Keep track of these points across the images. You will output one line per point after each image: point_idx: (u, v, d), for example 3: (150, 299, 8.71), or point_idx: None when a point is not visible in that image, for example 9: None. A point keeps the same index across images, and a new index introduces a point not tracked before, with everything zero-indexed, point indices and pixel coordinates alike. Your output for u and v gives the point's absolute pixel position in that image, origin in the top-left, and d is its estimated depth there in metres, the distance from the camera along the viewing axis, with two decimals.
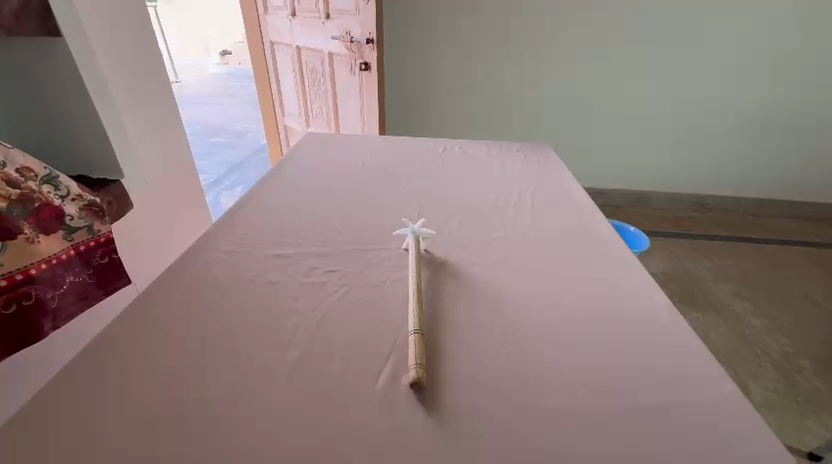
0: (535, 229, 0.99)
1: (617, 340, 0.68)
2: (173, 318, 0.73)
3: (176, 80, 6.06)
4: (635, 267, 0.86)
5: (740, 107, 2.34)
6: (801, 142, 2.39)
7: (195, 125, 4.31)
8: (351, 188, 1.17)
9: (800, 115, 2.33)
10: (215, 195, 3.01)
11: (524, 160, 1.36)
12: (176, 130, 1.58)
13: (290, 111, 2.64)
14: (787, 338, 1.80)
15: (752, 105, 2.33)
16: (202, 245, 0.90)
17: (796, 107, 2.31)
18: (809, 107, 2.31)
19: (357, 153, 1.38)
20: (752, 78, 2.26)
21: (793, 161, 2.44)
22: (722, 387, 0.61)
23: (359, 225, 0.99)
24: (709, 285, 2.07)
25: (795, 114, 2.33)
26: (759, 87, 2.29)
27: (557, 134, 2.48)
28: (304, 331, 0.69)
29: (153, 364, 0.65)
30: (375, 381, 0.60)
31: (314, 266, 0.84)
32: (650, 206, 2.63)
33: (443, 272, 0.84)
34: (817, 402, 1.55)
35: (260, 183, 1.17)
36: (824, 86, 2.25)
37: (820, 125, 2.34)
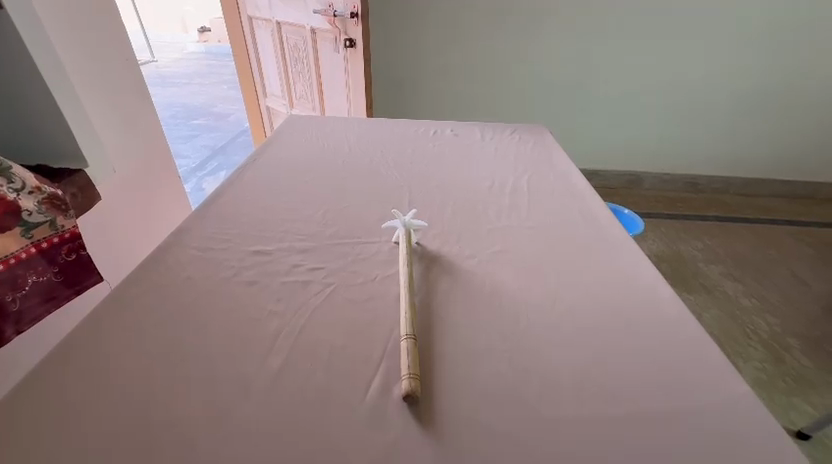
0: (531, 217, 0.94)
1: (622, 338, 0.64)
2: (142, 322, 0.67)
3: (154, 59, 5.78)
4: (637, 256, 0.82)
5: (738, 84, 2.27)
6: (796, 119, 2.35)
7: (174, 106, 4.12)
8: (336, 175, 1.09)
9: (797, 92, 2.28)
10: (197, 181, 2.89)
11: (519, 143, 1.30)
12: (147, 115, 1.47)
13: (272, 91, 2.50)
14: (776, 317, 1.81)
15: (749, 83, 2.27)
16: (174, 242, 0.83)
17: (794, 83, 2.26)
18: (806, 82, 2.25)
19: (343, 137, 1.30)
20: (750, 56, 2.20)
21: (787, 140, 2.41)
22: (734, 387, 0.57)
23: (346, 216, 0.93)
24: (700, 266, 2.06)
25: (793, 90, 2.27)
26: (758, 63, 2.21)
27: (550, 114, 2.41)
28: (287, 337, 0.63)
29: (119, 374, 0.59)
30: (365, 393, 0.56)
31: (297, 263, 0.78)
32: (642, 187, 2.60)
33: (436, 267, 0.78)
34: (804, 380, 1.56)
35: (239, 171, 1.08)
36: (824, 60, 2.19)
37: (818, 101, 2.29)
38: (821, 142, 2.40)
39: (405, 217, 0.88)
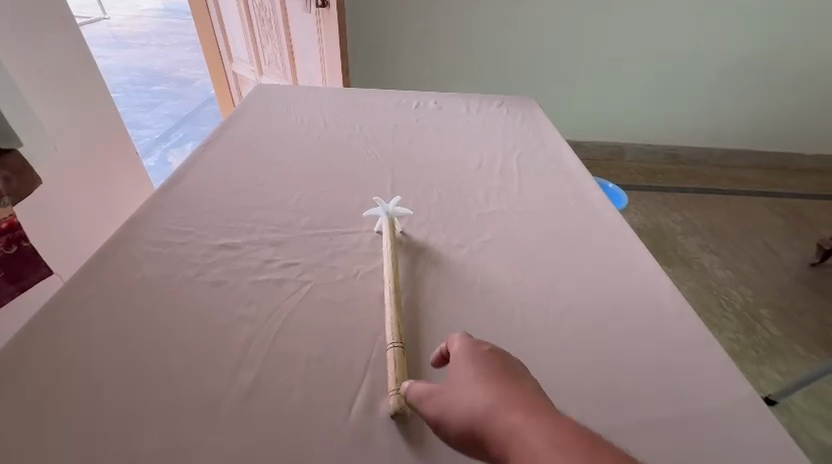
0: (521, 200, 0.88)
1: (620, 342, 0.62)
2: (90, 332, 0.59)
3: (107, 17, 5.25)
4: (634, 244, 0.78)
5: (727, 51, 2.20)
6: (785, 88, 2.30)
7: (132, 71, 3.78)
8: (310, 154, 0.99)
9: (788, 60, 2.22)
10: (161, 154, 2.69)
11: (506, 117, 1.22)
12: (89, 84, 1.29)
13: (239, 56, 2.30)
14: (749, 288, 1.86)
15: (739, 50, 2.19)
16: (125, 236, 0.73)
17: (786, 50, 2.19)
18: (797, 50, 2.19)
19: (316, 110, 1.18)
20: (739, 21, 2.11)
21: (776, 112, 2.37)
22: (737, 390, 0.57)
23: (323, 202, 0.84)
24: (679, 239, 2.08)
25: (784, 59, 2.21)
26: (751, 29, 2.13)
27: (536, 83, 2.28)
28: (259, 347, 0.57)
29: (64, 396, 0.52)
30: (348, 411, 0.50)
31: (269, 259, 0.70)
32: (624, 159, 2.52)
33: (423, 260, 0.72)
34: (773, 348, 1.62)
35: (199, 149, 0.97)
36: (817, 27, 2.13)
37: (808, 69, 2.24)
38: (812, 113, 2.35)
39: (388, 203, 0.81)
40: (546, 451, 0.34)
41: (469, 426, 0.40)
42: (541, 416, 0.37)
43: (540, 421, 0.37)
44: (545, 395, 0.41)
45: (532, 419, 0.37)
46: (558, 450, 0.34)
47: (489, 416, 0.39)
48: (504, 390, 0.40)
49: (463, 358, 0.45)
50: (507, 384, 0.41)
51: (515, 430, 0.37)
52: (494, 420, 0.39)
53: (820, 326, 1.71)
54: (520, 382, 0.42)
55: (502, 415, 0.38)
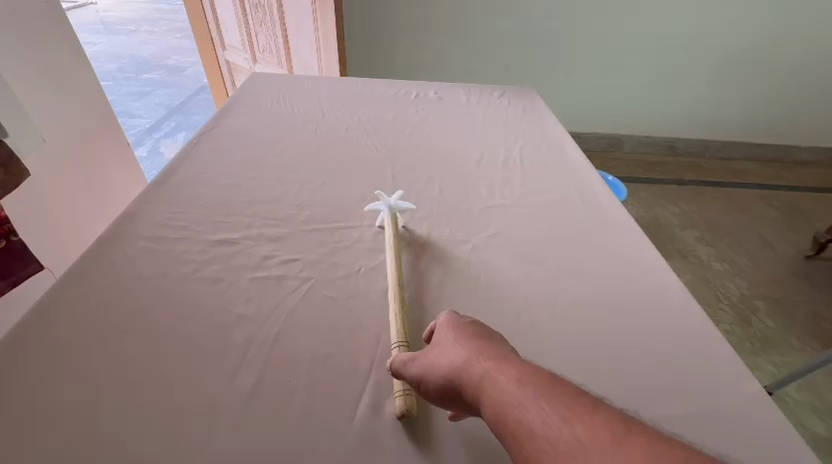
0: (524, 194, 0.87)
1: (628, 338, 0.61)
2: (83, 333, 0.57)
3: (94, 2, 5.11)
4: (639, 240, 0.77)
5: (732, 41, 2.12)
6: (791, 80, 2.23)
7: (122, 58, 3.68)
8: (309, 146, 0.97)
9: (796, 51, 2.14)
10: (153, 144, 2.64)
11: (508, 108, 1.20)
12: (79, 73, 1.25)
13: (232, 43, 2.23)
14: (745, 280, 1.83)
15: (744, 39, 2.11)
16: (117, 231, 0.71)
17: (794, 40, 2.11)
18: (806, 40, 2.11)
19: (314, 100, 1.15)
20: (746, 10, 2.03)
21: (780, 105, 2.30)
22: (746, 388, 0.56)
23: (323, 196, 0.82)
24: (675, 231, 2.04)
25: (791, 49, 2.14)
26: (758, 18, 2.05)
27: (534, 73, 2.23)
28: (259, 346, 0.56)
29: (58, 400, 0.51)
30: (353, 413, 0.49)
31: (268, 255, 0.69)
32: (621, 150, 2.47)
33: (426, 256, 0.71)
34: (768, 341, 1.60)
35: (194, 141, 0.94)
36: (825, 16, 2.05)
37: (816, 60, 2.17)
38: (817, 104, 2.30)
39: (390, 197, 0.79)
40: (508, 389, 0.37)
41: (446, 379, 0.43)
42: (507, 362, 0.40)
43: (507, 367, 0.40)
44: (515, 349, 0.43)
45: (500, 364, 0.40)
46: (519, 388, 0.37)
47: (462, 367, 0.42)
48: (477, 345, 0.43)
49: (443, 325, 0.48)
50: (480, 341, 0.44)
51: (484, 376, 0.40)
52: (467, 371, 0.42)
53: (814, 318, 1.68)
54: (494, 340, 0.45)
55: (473, 365, 0.42)
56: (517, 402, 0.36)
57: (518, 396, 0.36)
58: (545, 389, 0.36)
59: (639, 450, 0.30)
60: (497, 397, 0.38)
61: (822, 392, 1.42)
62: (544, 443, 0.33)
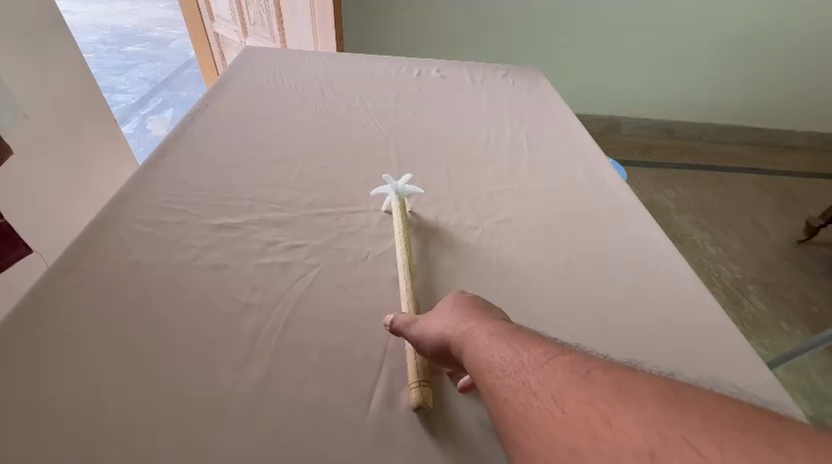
0: (532, 178, 0.85)
1: (643, 328, 0.61)
2: (81, 324, 0.55)
3: None
4: (649, 226, 0.76)
5: (741, 20, 2.04)
6: (798, 62, 2.18)
7: (103, 29, 3.50)
8: (309, 126, 0.93)
9: (807, 31, 2.08)
10: (140, 121, 2.54)
11: (513, 88, 1.16)
12: (63, 47, 1.17)
13: (221, 14, 2.12)
14: (738, 264, 1.83)
15: (753, 20, 2.04)
16: (111, 214, 0.68)
17: (804, 21, 2.05)
18: (816, 21, 2.05)
19: (312, 77, 1.10)
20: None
21: (784, 88, 2.25)
22: (758, 376, 0.56)
23: (327, 178, 0.79)
24: (672, 215, 2.01)
25: (801, 30, 2.07)
26: None
27: (534, 50, 2.11)
28: (269, 336, 0.55)
29: (62, 393, 0.49)
30: (368, 404, 0.50)
31: (272, 240, 0.66)
32: (619, 132, 2.39)
33: (435, 242, 0.70)
34: (758, 324, 1.62)
35: (188, 119, 0.90)
36: None
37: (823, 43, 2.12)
38: (820, 90, 2.26)
39: (396, 180, 0.76)
40: (477, 335, 0.44)
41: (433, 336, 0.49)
42: (484, 318, 0.46)
43: (481, 321, 0.46)
44: (505, 314, 0.48)
45: (478, 320, 0.46)
46: (489, 335, 0.43)
47: (447, 326, 0.48)
48: (461, 306, 0.49)
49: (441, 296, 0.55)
50: (467, 303, 0.50)
51: (462, 329, 0.46)
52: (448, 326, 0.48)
53: (804, 301, 1.71)
54: (482, 303, 0.50)
55: (455, 321, 0.48)
56: (483, 344, 0.42)
57: (483, 339, 0.43)
58: (508, 334, 0.42)
59: (565, 365, 0.36)
60: (471, 345, 0.44)
61: (808, 372, 1.46)
62: (497, 370, 0.39)
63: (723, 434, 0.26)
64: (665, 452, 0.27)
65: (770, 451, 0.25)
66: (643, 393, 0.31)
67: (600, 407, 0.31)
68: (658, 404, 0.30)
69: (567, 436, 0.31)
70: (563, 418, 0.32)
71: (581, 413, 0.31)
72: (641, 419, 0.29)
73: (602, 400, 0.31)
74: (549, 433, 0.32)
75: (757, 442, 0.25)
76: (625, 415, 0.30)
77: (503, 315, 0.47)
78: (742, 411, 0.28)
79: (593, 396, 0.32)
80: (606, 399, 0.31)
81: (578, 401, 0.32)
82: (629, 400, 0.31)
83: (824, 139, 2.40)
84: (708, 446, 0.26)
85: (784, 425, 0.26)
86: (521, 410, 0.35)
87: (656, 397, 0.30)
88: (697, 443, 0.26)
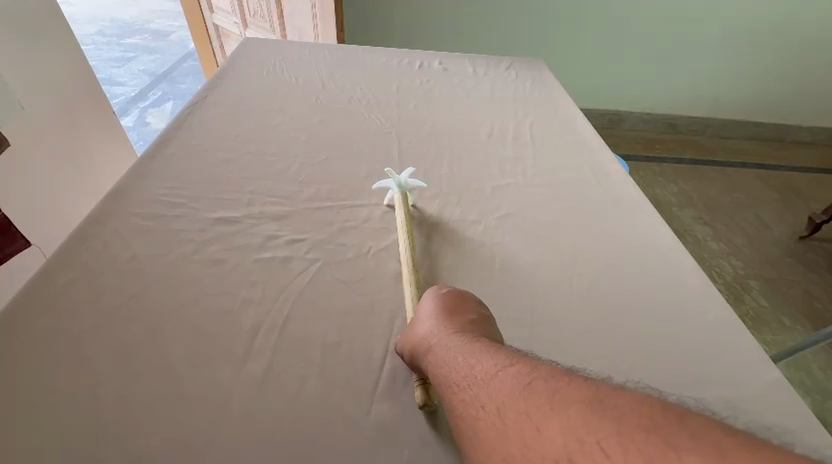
0: (536, 172, 0.84)
1: (647, 324, 0.60)
2: (80, 320, 0.55)
3: None
4: (654, 221, 0.75)
5: (747, 12, 2.00)
6: (806, 55, 2.13)
7: (102, 21, 3.46)
8: (309, 118, 0.91)
9: (815, 23, 2.04)
10: (139, 114, 2.52)
11: (516, 81, 1.14)
12: (59, 35, 1.15)
13: (220, 5, 2.09)
14: (741, 260, 1.82)
15: (759, 12, 2.00)
16: (109, 208, 0.67)
17: (812, 13, 2.01)
18: (826, 13, 2.01)
19: (313, 69, 1.08)
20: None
21: (790, 81, 2.21)
22: (766, 373, 0.55)
23: (328, 172, 0.78)
24: (675, 211, 2.00)
25: (809, 22, 2.04)
26: None
27: (537, 42, 2.09)
28: (269, 333, 0.55)
29: (60, 390, 0.49)
30: (370, 401, 0.50)
31: (273, 234, 0.65)
32: (622, 126, 2.37)
33: (437, 237, 0.69)
34: (760, 319, 1.61)
35: (186, 111, 0.88)
36: None
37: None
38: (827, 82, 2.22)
39: (399, 174, 0.75)
40: (439, 346, 0.47)
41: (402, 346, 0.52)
42: (448, 325, 0.49)
43: (444, 331, 0.49)
44: (469, 315, 0.51)
45: (441, 330, 0.49)
46: (450, 346, 0.46)
47: (414, 336, 0.50)
48: (427, 312, 0.52)
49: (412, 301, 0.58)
50: (437, 308, 0.52)
51: (428, 339, 0.49)
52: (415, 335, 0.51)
53: (806, 297, 1.71)
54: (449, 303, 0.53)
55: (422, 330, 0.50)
56: (444, 356, 0.46)
57: (443, 351, 0.46)
58: (467, 346, 0.46)
59: (511, 377, 0.39)
60: (434, 354, 0.47)
61: (810, 368, 1.46)
62: (455, 384, 0.43)
63: (632, 438, 0.30)
64: (579, 458, 0.31)
65: (667, 450, 0.29)
66: (573, 402, 0.34)
67: (533, 416, 0.35)
68: (581, 411, 0.33)
69: (505, 446, 0.35)
70: (503, 429, 0.36)
71: (517, 424, 0.35)
72: (566, 428, 0.33)
73: (537, 411, 0.35)
74: (491, 443, 0.36)
75: (657, 446, 0.29)
76: (552, 424, 0.33)
77: (470, 320, 0.50)
78: (653, 413, 0.32)
79: (530, 407, 0.36)
80: (540, 410, 0.35)
81: (516, 412, 0.36)
82: (558, 409, 0.34)
83: None
84: (615, 449, 0.30)
85: (685, 424, 0.30)
86: (471, 422, 0.39)
87: (581, 406, 0.34)
88: (607, 447, 0.30)
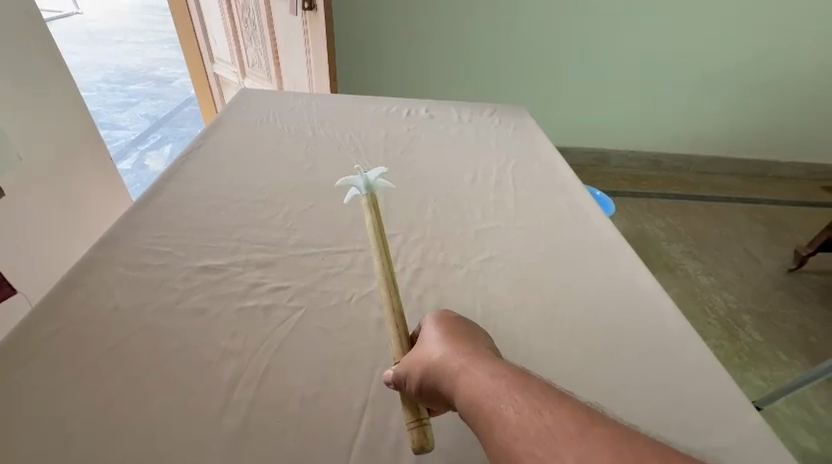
0: (518, 215, 0.86)
1: (630, 369, 0.60)
2: (57, 375, 0.54)
3: (79, 11, 4.87)
4: (632, 263, 0.77)
5: (718, 58, 2.13)
6: (778, 96, 2.24)
7: (108, 68, 3.62)
8: (300, 166, 0.95)
9: (782, 68, 2.16)
10: (138, 157, 2.59)
11: (499, 127, 1.20)
12: (63, 90, 1.21)
13: (220, 55, 2.21)
14: (732, 294, 1.83)
15: (729, 56, 2.13)
16: (98, 257, 0.68)
17: (779, 59, 2.14)
18: (792, 59, 2.14)
19: (306, 118, 1.14)
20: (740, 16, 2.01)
21: (766, 120, 2.31)
22: (747, 418, 0.55)
23: (315, 218, 0.80)
24: (663, 245, 2.03)
25: (777, 67, 2.16)
26: (743, 35, 2.07)
27: (525, 83, 2.18)
28: (248, 384, 0.54)
29: (30, 449, 0.48)
30: (347, 455, 0.49)
31: (257, 282, 0.66)
32: (608, 164, 2.45)
33: (420, 283, 0.70)
34: (756, 355, 1.59)
35: (180, 161, 0.92)
36: (811, 36, 2.07)
37: (801, 78, 2.19)
38: (801, 121, 2.31)
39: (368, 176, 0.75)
40: (486, 382, 0.39)
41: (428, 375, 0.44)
42: (495, 362, 0.42)
43: (489, 366, 0.41)
44: (498, 351, 0.46)
45: (480, 363, 0.42)
46: (497, 382, 0.39)
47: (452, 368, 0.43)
48: (460, 344, 0.45)
49: (431, 323, 0.50)
50: (459, 336, 0.47)
51: (469, 373, 0.41)
52: (448, 365, 0.43)
53: (800, 331, 1.70)
54: (472, 336, 0.48)
55: (460, 362, 0.43)
56: (493, 393, 0.38)
57: (495, 391, 0.38)
58: (528, 389, 0.37)
59: (607, 443, 0.31)
60: (481, 392, 0.39)
61: (810, 405, 1.43)
62: (515, 430, 0.35)
63: None
64: None
65: None
66: None
67: None
68: None
69: None
70: None
71: None
72: None
73: None
74: None
75: None
76: None
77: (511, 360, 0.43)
78: None
79: None
80: None
81: None
82: None
83: (809, 168, 2.45)
84: None
85: None
86: None
87: None
88: None
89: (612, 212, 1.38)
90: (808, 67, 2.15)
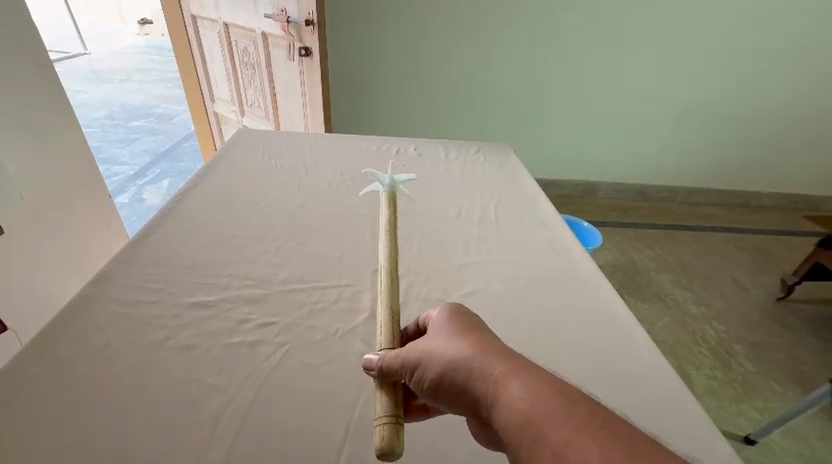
0: (499, 249, 0.90)
1: (606, 400, 0.62)
2: (44, 411, 0.55)
3: (86, 53, 5.09)
4: (608, 295, 0.80)
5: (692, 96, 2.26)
6: (752, 130, 2.36)
7: (111, 106, 3.74)
8: (292, 203, 0.99)
9: (754, 105, 2.29)
10: (137, 192, 2.63)
11: (484, 164, 1.26)
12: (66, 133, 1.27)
13: (221, 95, 2.31)
14: (722, 324, 1.84)
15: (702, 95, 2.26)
16: (92, 294, 0.70)
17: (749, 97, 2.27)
18: (762, 97, 2.27)
19: (299, 157, 1.19)
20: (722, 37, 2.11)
21: (743, 153, 2.42)
22: (719, 446, 0.57)
23: (304, 254, 0.83)
24: (653, 275, 2.06)
25: (749, 104, 2.29)
26: (713, 75, 2.21)
27: (512, 121, 2.29)
28: (232, 420, 0.55)
29: None
30: None
31: (245, 318, 0.69)
32: (596, 196, 2.53)
33: (403, 317, 0.72)
34: (749, 386, 1.59)
35: (177, 199, 0.96)
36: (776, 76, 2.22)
37: (772, 114, 2.32)
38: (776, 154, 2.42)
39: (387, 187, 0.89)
40: (539, 401, 0.37)
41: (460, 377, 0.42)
42: (541, 377, 0.40)
43: (538, 380, 0.39)
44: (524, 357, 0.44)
45: (527, 375, 0.40)
46: (551, 401, 0.37)
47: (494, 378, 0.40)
48: (499, 349, 0.43)
49: (454, 315, 0.48)
50: (489, 338, 0.45)
51: (516, 386, 0.39)
52: (489, 372, 0.41)
53: (792, 361, 1.71)
54: (487, 333, 0.46)
55: (504, 372, 0.40)
56: (548, 413, 0.36)
57: (552, 412, 0.36)
58: (587, 416, 0.36)
59: None
60: (532, 410, 0.37)
61: (807, 437, 1.42)
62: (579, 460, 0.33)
63: None
64: None
65: None
66: None
67: None
68: None
69: None
70: None
71: None
72: None
73: None
74: None
75: None
76: None
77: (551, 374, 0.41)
78: None
79: None
80: None
81: None
82: None
83: (788, 198, 2.54)
84: None
85: None
86: None
87: None
88: None
89: (595, 242, 1.42)
90: (777, 104, 2.28)
